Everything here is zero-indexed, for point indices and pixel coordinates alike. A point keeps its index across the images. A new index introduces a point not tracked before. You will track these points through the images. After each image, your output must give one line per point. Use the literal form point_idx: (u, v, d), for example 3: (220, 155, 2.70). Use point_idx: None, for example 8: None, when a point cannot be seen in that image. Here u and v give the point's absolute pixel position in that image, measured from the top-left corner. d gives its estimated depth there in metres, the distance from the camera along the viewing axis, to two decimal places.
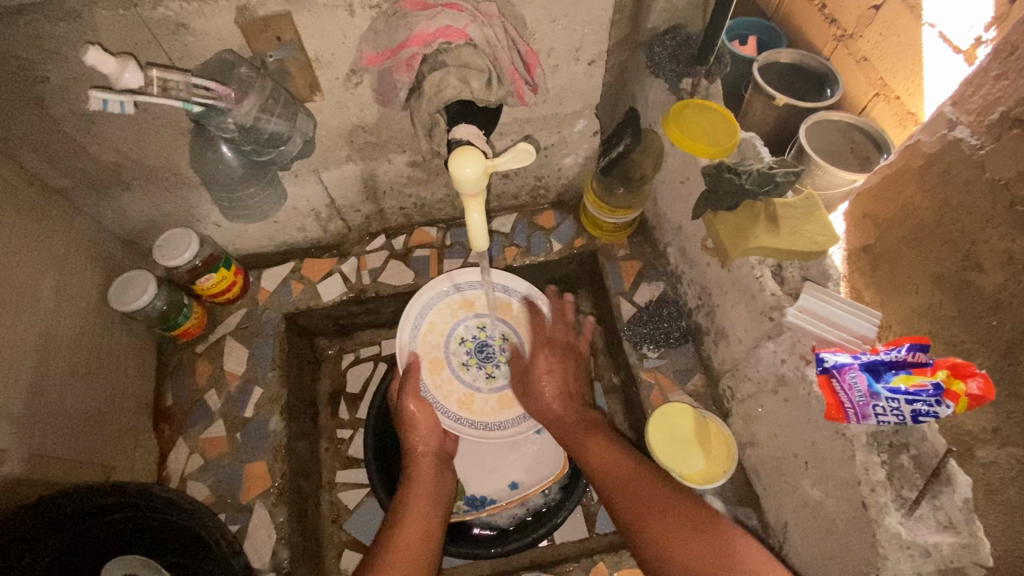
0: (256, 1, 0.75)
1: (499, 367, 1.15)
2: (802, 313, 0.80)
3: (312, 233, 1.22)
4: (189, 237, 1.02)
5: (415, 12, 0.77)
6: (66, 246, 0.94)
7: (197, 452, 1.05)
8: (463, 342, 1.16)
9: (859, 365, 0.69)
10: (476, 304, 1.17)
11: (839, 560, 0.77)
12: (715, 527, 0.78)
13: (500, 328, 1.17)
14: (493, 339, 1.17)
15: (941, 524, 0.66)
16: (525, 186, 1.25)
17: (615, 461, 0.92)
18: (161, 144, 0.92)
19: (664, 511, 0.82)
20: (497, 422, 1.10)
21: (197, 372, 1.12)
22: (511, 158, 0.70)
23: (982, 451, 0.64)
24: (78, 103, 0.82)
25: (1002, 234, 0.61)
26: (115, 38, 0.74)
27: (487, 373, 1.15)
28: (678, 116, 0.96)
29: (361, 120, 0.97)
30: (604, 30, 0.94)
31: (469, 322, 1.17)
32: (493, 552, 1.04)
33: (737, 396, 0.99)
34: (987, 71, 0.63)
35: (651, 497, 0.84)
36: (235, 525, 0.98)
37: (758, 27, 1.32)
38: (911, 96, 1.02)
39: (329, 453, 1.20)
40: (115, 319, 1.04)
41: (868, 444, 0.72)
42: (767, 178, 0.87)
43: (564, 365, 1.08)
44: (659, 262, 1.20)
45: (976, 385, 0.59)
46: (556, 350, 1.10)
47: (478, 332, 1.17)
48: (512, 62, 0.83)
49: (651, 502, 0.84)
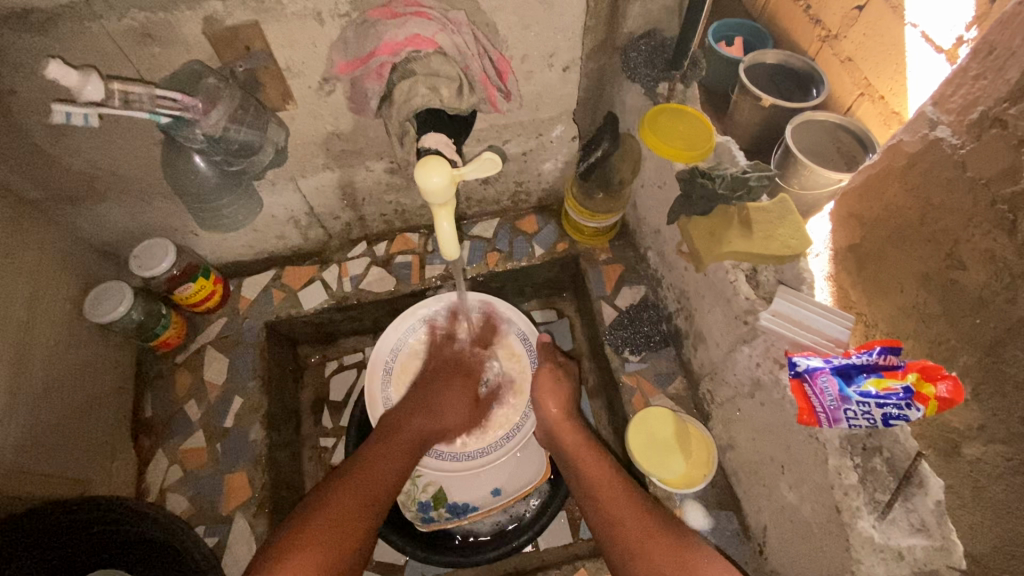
0: (223, 11, 0.75)
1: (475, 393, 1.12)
2: (776, 317, 0.80)
3: (293, 241, 1.21)
4: (167, 247, 1.01)
5: (384, 21, 0.77)
6: (41, 259, 0.93)
7: (176, 463, 1.04)
8: None
9: (830, 368, 0.68)
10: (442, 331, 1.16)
11: (815, 564, 0.77)
12: (684, 547, 0.77)
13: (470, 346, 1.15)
14: None
15: (914, 527, 0.66)
16: (506, 191, 1.25)
17: (607, 490, 0.86)
18: (133, 154, 0.91)
19: (653, 546, 0.77)
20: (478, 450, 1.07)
21: (176, 383, 1.12)
22: (478, 167, 0.70)
23: (969, 448, 0.62)
24: (45, 116, 0.81)
25: (984, 233, 0.61)
26: (79, 50, 0.74)
27: None
28: (654, 119, 0.96)
29: (337, 127, 0.97)
30: (577, 36, 0.94)
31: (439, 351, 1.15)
32: (475, 559, 1.04)
33: (716, 400, 0.99)
34: (967, 70, 0.63)
35: (643, 533, 0.79)
36: (213, 537, 0.97)
37: (743, 27, 1.32)
38: (895, 95, 1.02)
39: (312, 462, 1.19)
40: (93, 331, 1.03)
41: (841, 448, 0.72)
42: (740, 183, 0.87)
43: (560, 386, 1.03)
44: (640, 266, 1.20)
45: (945, 388, 0.59)
46: (547, 364, 1.06)
47: None
48: (484, 68, 0.83)
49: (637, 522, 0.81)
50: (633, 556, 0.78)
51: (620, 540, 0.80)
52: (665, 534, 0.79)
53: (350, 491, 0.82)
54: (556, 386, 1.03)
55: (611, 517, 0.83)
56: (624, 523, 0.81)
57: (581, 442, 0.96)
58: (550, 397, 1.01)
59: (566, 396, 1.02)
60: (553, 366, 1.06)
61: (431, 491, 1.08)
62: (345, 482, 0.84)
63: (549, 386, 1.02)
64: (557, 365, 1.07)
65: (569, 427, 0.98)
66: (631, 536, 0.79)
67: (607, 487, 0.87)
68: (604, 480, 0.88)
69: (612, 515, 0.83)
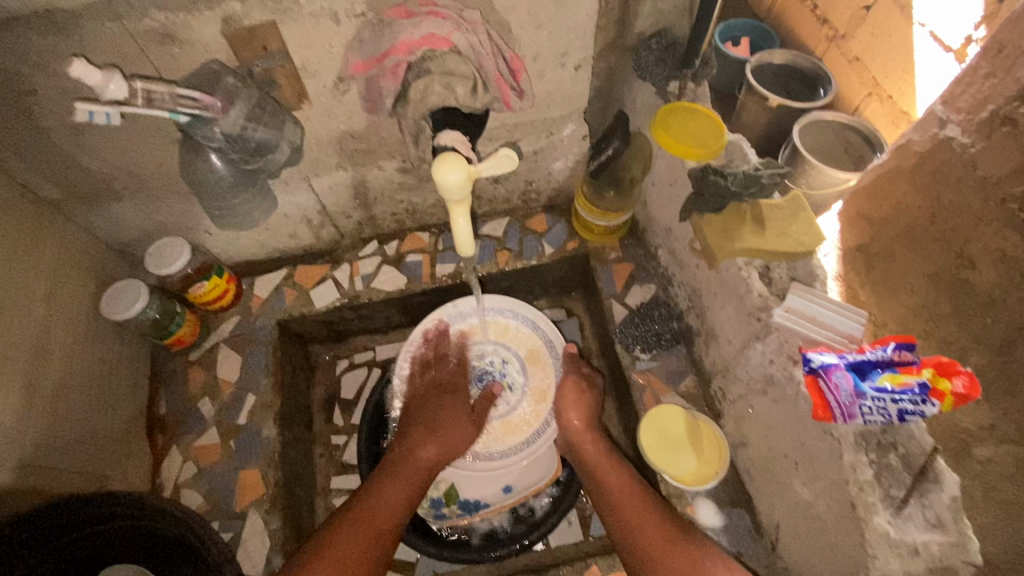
0: (242, 11, 0.75)
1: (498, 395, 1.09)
2: (790, 313, 0.80)
3: (305, 240, 1.22)
4: (181, 246, 1.02)
5: (399, 20, 0.78)
6: (59, 257, 0.94)
7: (190, 460, 1.05)
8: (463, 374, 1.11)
9: (845, 364, 0.69)
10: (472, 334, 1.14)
11: (830, 561, 0.77)
12: (693, 547, 0.78)
13: (502, 353, 1.13)
14: (493, 366, 1.13)
15: (931, 522, 0.66)
16: (516, 190, 1.26)
17: (624, 495, 0.87)
18: (150, 153, 0.92)
19: (668, 550, 0.78)
20: (500, 452, 1.06)
21: (189, 381, 1.13)
22: (495, 164, 0.71)
23: (979, 449, 0.63)
24: (67, 115, 0.82)
25: (996, 232, 0.61)
26: (101, 50, 0.75)
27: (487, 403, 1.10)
28: (666, 118, 0.96)
29: (350, 127, 0.98)
30: (589, 36, 0.94)
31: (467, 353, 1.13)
32: (489, 556, 1.05)
33: (728, 397, 0.99)
34: (977, 69, 0.63)
35: (658, 537, 0.80)
36: (228, 532, 0.98)
37: (750, 28, 1.32)
38: (903, 95, 1.03)
39: (324, 460, 1.20)
40: (109, 329, 1.04)
41: (856, 443, 0.72)
42: (752, 180, 0.88)
43: (583, 399, 1.02)
44: (650, 264, 1.21)
45: (961, 383, 0.60)
46: (572, 377, 1.04)
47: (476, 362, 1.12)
48: (497, 67, 0.83)
49: (648, 521, 0.82)
50: (648, 559, 0.79)
51: (640, 551, 0.80)
52: (678, 535, 0.80)
53: (364, 520, 0.83)
54: (578, 402, 1.02)
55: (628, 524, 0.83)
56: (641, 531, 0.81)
57: (602, 453, 0.95)
58: (574, 409, 1.01)
59: (592, 407, 1.02)
60: (578, 378, 1.05)
61: (443, 488, 1.08)
62: (358, 512, 0.84)
63: (570, 396, 1.02)
64: (585, 377, 1.06)
65: (590, 436, 0.98)
66: (648, 539, 0.80)
67: (626, 495, 0.87)
68: (623, 486, 0.89)
69: (630, 521, 0.83)
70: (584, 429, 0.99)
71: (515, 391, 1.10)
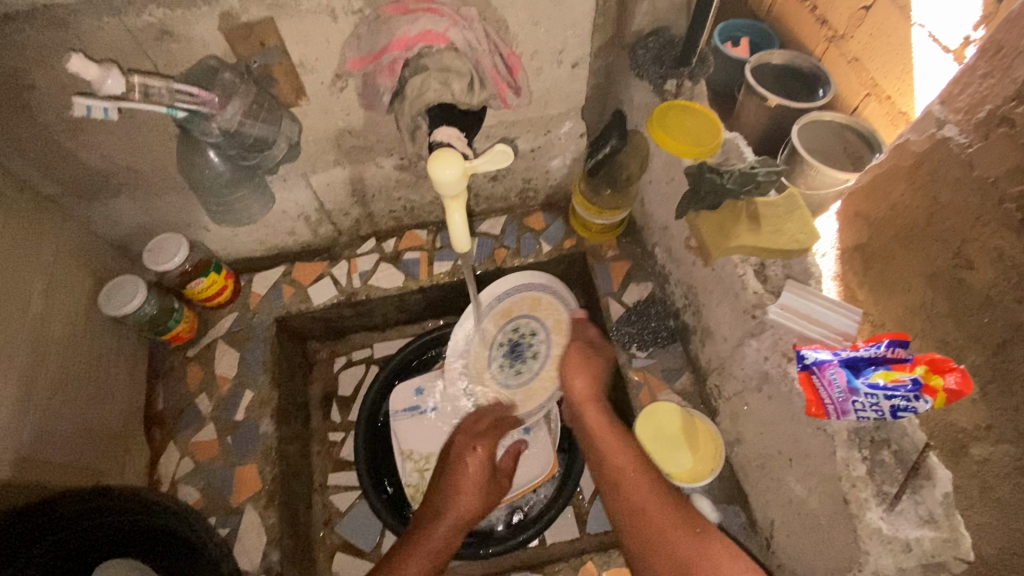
0: (239, 8, 0.76)
1: (529, 365, 1.11)
2: (784, 310, 0.81)
3: (303, 237, 1.22)
4: (179, 242, 1.02)
5: (396, 17, 0.78)
6: (57, 252, 0.95)
7: (188, 455, 1.05)
8: (498, 344, 1.11)
9: (838, 361, 0.70)
10: (512, 307, 1.09)
11: (824, 557, 0.78)
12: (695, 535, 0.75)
13: (532, 324, 1.11)
14: (526, 336, 1.11)
15: (922, 518, 0.66)
16: (513, 188, 1.26)
17: (628, 473, 0.85)
18: (148, 149, 0.93)
19: (678, 537, 0.75)
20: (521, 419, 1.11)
21: (187, 377, 1.13)
22: (490, 160, 0.71)
23: (978, 448, 0.61)
24: (65, 110, 0.82)
25: (992, 232, 0.61)
26: (100, 45, 0.76)
27: (516, 370, 1.11)
28: (663, 117, 0.96)
29: (348, 123, 0.98)
30: (586, 34, 0.95)
31: (506, 324, 1.10)
32: (482, 553, 1.05)
33: (723, 394, 1.00)
34: (974, 69, 0.63)
35: (666, 525, 0.77)
36: (225, 528, 0.98)
37: (749, 28, 1.33)
38: (901, 96, 1.03)
39: (321, 456, 1.20)
40: (107, 324, 1.04)
41: (850, 440, 0.73)
42: (748, 178, 0.88)
43: (589, 362, 1.01)
44: (647, 262, 1.21)
45: (954, 380, 0.59)
46: (576, 344, 1.03)
47: (512, 332, 1.10)
48: (494, 64, 0.84)
49: (654, 504, 0.80)
50: (648, 545, 0.77)
51: (641, 536, 0.78)
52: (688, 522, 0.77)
53: None
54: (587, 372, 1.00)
55: (634, 508, 0.81)
56: (648, 516, 0.79)
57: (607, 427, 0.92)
58: (579, 373, 1.00)
59: (599, 381, 1.00)
60: (584, 345, 1.04)
61: None
62: None
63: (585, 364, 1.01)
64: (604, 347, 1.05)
65: (594, 406, 0.96)
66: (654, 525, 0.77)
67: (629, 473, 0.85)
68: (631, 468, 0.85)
69: (636, 505, 0.81)
70: (586, 398, 0.97)
71: (540, 359, 1.11)
